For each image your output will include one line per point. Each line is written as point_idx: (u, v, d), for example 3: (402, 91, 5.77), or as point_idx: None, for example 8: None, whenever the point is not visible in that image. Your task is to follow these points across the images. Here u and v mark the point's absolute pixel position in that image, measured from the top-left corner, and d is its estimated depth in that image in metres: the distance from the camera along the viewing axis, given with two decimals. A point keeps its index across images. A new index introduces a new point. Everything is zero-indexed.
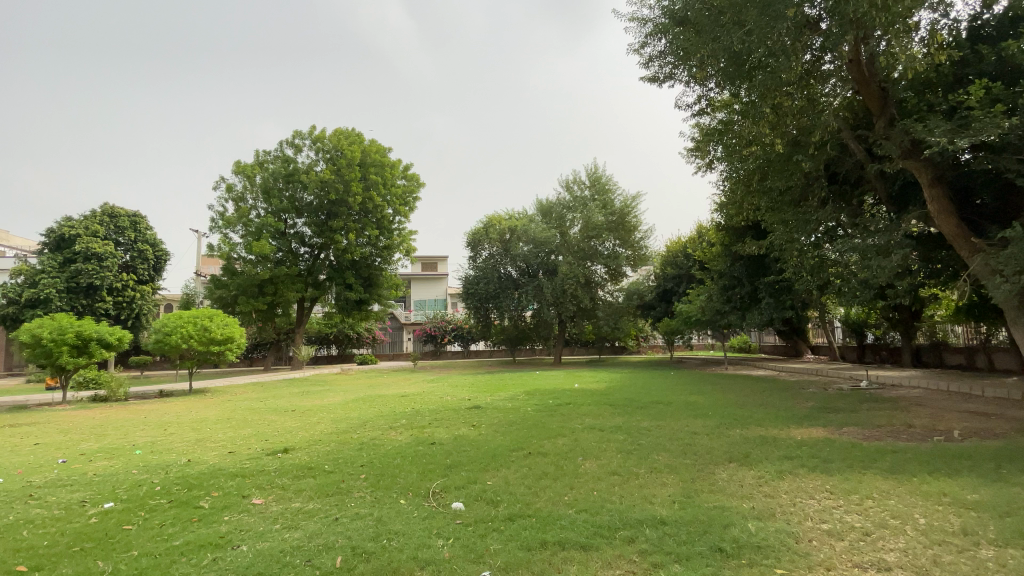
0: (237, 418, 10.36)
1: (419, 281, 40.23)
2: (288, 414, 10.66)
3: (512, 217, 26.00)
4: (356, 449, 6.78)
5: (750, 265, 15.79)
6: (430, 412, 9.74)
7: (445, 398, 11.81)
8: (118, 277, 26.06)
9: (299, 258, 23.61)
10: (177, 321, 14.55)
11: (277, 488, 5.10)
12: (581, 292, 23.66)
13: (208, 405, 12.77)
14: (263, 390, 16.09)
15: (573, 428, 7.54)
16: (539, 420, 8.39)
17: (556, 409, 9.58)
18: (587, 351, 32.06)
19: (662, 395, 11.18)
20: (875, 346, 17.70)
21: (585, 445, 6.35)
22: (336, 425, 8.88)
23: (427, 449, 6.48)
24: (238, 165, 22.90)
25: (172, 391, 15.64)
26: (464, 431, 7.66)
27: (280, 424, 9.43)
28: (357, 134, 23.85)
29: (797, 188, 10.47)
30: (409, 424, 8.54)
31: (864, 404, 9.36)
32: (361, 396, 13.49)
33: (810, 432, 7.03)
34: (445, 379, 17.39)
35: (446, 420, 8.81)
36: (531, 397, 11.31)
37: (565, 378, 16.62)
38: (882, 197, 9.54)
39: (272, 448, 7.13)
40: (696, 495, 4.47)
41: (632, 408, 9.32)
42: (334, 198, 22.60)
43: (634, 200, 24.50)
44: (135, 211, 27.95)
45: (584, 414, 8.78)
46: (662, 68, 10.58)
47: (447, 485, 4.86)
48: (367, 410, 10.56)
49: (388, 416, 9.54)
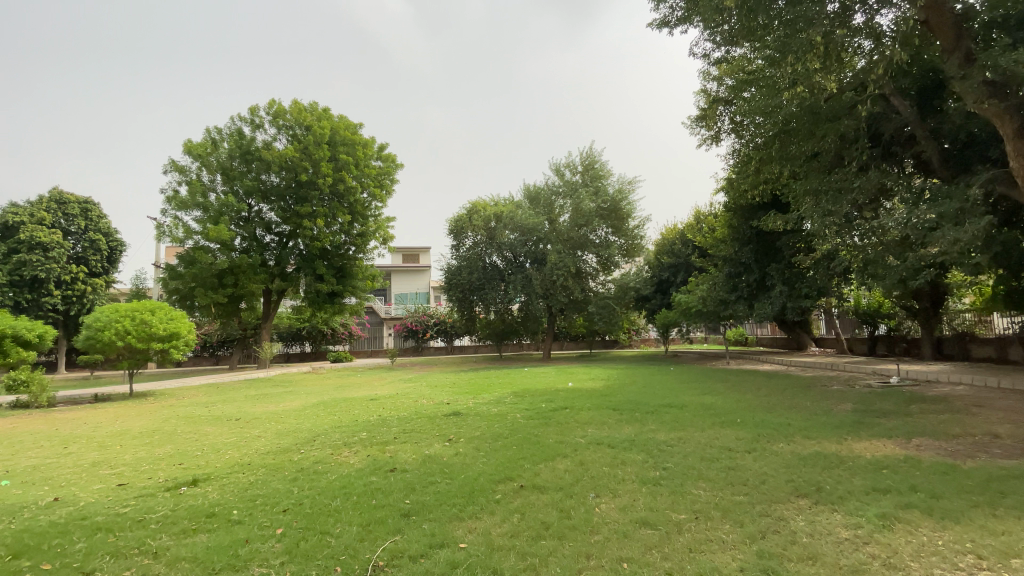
0: (165, 430, 8.55)
1: (400, 273, 38.54)
2: (229, 424, 8.90)
3: (496, 203, 24.18)
4: (289, 480, 5.07)
5: (759, 248, 14.40)
6: (398, 421, 8.05)
7: (419, 402, 10.09)
8: (67, 269, 23.77)
9: (266, 246, 21.78)
10: (112, 314, 12.68)
11: (143, 557, 3.40)
12: (573, 283, 22.05)
13: (142, 412, 10.91)
14: (217, 392, 14.23)
15: (575, 443, 5.94)
16: (530, 431, 6.77)
17: (550, 415, 7.97)
18: (576, 345, 30.58)
19: (670, 396, 9.64)
20: (890, 337, 16.39)
21: (594, 471, 4.74)
22: (279, 440, 7.15)
23: (383, 480, 4.81)
24: (189, 143, 20.80)
25: (110, 395, 13.69)
26: (437, 449, 6.02)
27: (213, 438, 7.67)
28: (325, 111, 21.98)
29: (830, 151, 9.10)
30: (371, 438, 6.86)
31: (914, 406, 7.93)
32: (325, 399, 11.71)
33: (877, 449, 5.52)
34: (425, 378, 15.67)
35: (417, 432, 7.12)
36: (519, 400, 9.69)
37: (556, 375, 14.98)
38: (937, 161, 8.15)
39: (178, 478, 5.40)
40: (781, 567, 2.88)
41: (641, 414, 7.76)
42: (301, 179, 20.72)
43: (628, 184, 22.98)
44: (86, 198, 25.68)
45: (585, 423, 7.20)
46: (675, 11, 9.13)
47: (397, 552, 3.20)
48: (324, 419, 8.80)
49: (346, 427, 7.82)
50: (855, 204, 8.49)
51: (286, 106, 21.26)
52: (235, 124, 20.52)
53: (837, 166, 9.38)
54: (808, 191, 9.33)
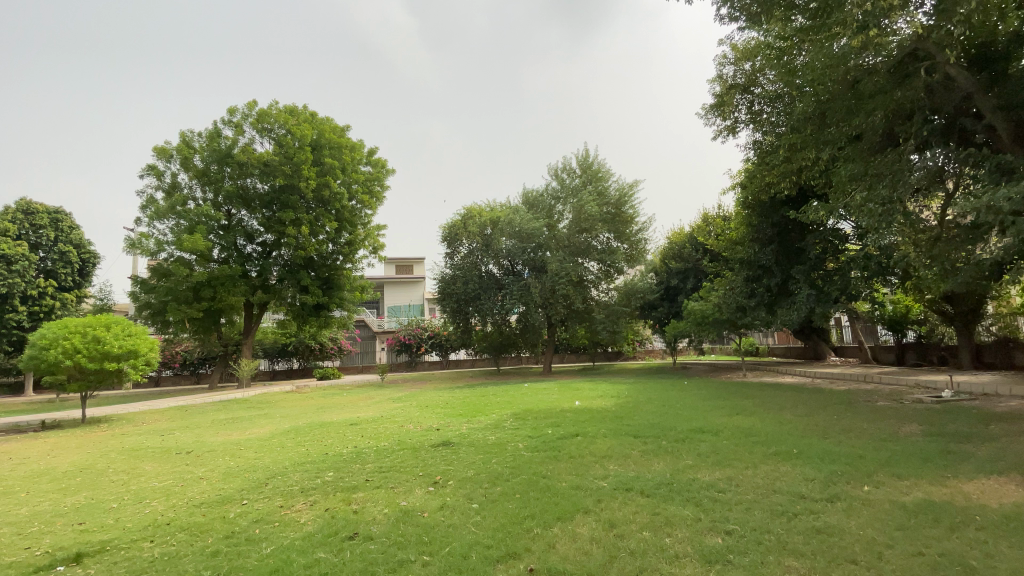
0: (94, 470, 7.10)
1: (392, 285, 37.14)
2: (176, 459, 7.47)
3: (492, 208, 22.77)
4: (209, 554, 3.68)
5: (781, 249, 13.18)
6: (373, 456, 6.60)
7: (403, 429, 8.61)
8: (34, 284, 22.36)
9: (248, 257, 20.43)
10: (61, 330, 11.28)
11: None
12: (575, 292, 20.67)
13: (84, 443, 9.45)
14: (182, 416, 12.74)
15: (596, 490, 4.53)
16: (537, 470, 5.36)
17: (559, 444, 6.59)
18: (578, 357, 29.19)
19: (696, 417, 8.28)
20: (920, 346, 15.10)
21: (633, 541, 3.37)
22: (222, 485, 5.72)
23: (337, 556, 3.43)
24: (155, 148, 19.39)
25: (60, 422, 12.18)
26: (417, 500, 4.62)
27: (145, 480, 6.24)
28: (309, 113, 20.79)
29: (881, 129, 7.98)
30: (337, 481, 5.44)
31: (996, 427, 6.58)
32: (297, 425, 10.23)
33: (999, 493, 4.18)
34: (415, 397, 14.22)
35: (394, 473, 5.67)
36: (520, 425, 8.25)
37: (560, 392, 13.57)
38: (1009, 135, 7.03)
39: (63, 551, 3.99)
40: None
41: (670, 443, 6.37)
42: (283, 183, 19.39)
43: (630, 186, 21.74)
44: (57, 208, 24.35)
45: (603, 457, 5.83)
46: None
47: None
48: (288, 452, 7.38)
49: (309, 464, 6.38)
50: (916, 186, 7.28)
51: (267, 108, 20.04)
52: (211, 126, 19.25)
53: (885, 148, 8.26)
54: (854, 175, 8.12)
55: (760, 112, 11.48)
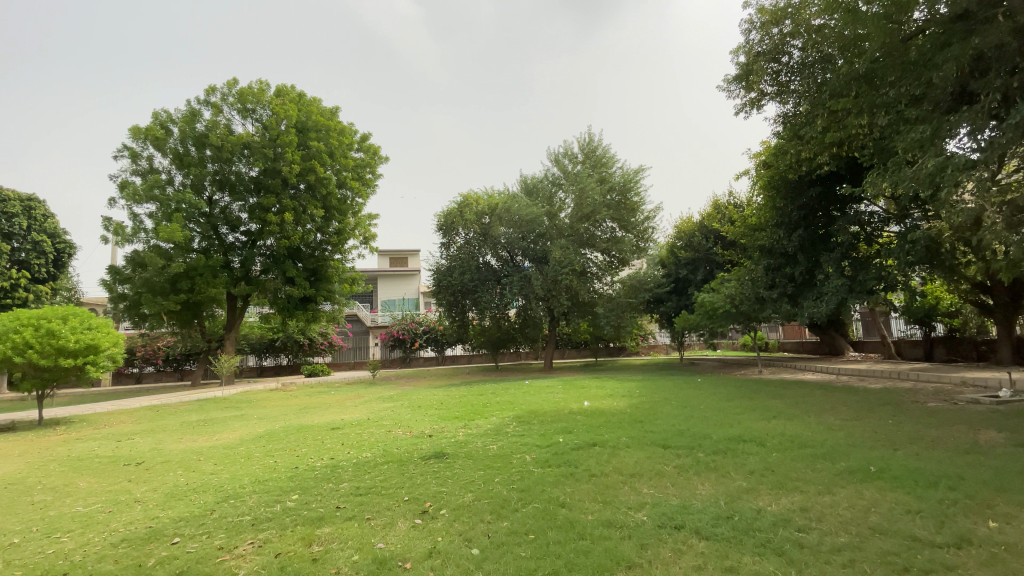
0: (17, 488, 5.91)
1: (385, 278, 35.97)
2: (120, 474, 6.30)
3: (490, 195, 21.58)
4: None
5: (809, 235, 12.06)
6: (349, 472, 5.44)
7: (389, 435, 7.45)
8: (5, 275, 21.09)
9: (230, 247, 19.15)
10: (12, 322, 10.07)
11: None
12: (578, 284, 19.49)
13: (26, 450, 8.26)
14: (151, 418, 11.57)
15: (635, 528, 3.42)
16: (553, 494, 4.25)
17: (574, 458, 5.46)
18: (579, 352, 28.19)
19: (727, 422, 7.16)
20: (951, 339, 14.17)
21: None
22: (158, 512, 4.56)
23: None
24: (131, 129, 18.11)
25: (14, 424, 10.99)
26: (399, 542, 3.47)
27: (69, 503, 5.07)
28: (296, 93, 19.56)
29: (952, 85, 6.84)
30: (301, 510, 4.29)
31: None
32: (272, 429, 9.07)
33: None
34: (408, 396, 13.10)
35: (373, 497, 4.53)
36: (526, 431, 7.11)
37: (565, 390, 12.47)
38: None
39: None
40: None
41: (710, 457, 5.24)
42: (264, 167, 18.09)
43: (636, 172, 20.59)
44: (30, 195, 23.02)
45: (632, 476, 4.68)
46: None
47: None
48: (252, 465, 6.21)
49: (272, 483, 5.22)
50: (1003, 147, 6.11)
51: (249, 88, 18.78)
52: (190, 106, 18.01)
53: (955, 108, 7.10)
54: (921, 140, 6.95)
55: (788, 82, 10.35)
